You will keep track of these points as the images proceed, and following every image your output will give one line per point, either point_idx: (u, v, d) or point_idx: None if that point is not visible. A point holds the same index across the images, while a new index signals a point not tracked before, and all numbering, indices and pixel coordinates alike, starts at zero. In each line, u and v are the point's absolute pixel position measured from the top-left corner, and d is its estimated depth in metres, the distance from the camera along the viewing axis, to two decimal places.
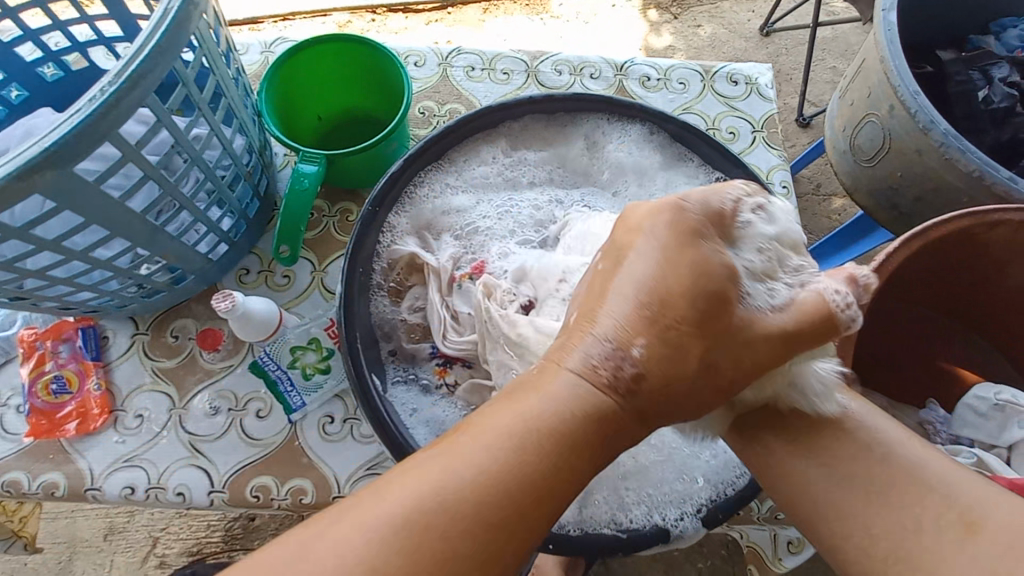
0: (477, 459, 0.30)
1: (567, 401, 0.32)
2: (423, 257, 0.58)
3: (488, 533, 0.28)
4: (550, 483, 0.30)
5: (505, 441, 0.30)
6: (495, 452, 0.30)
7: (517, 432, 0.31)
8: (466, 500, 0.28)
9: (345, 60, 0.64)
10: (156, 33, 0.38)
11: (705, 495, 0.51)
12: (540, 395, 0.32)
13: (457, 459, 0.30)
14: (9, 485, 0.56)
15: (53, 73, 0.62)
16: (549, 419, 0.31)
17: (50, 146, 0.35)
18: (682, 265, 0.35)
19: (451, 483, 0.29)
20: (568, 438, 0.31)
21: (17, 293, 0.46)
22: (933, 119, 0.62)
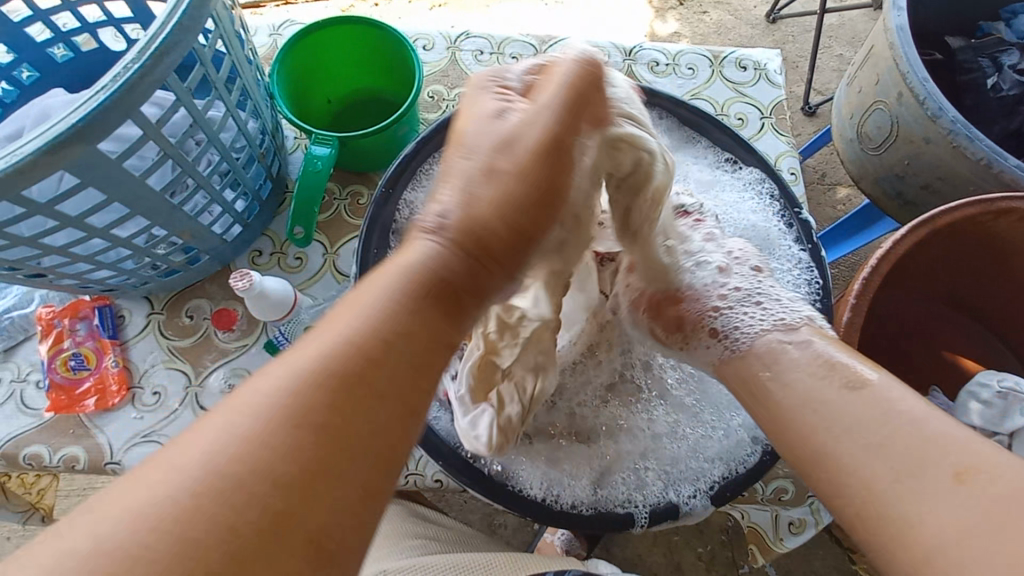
0: (299, 352, 0.28)
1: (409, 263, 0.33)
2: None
3: (333, 408, 0.27)
4: (397, 342, 0.30)
5: (344, 322, 0.30)
6: (346, 329, 0.29)
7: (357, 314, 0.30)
8: (302, 396, 0.27)
9: (356, 44, 0.65)
10: (179, 12, 0.39)
11: (718, 473, 0.52)
12: (396, 266, 0.33)
13: (281, 368, 0.28)
14: (30, 459, 0.58)
15: (63, 54, 0.62)
16: (406, 278, 0.32)
17: (79, 122, 0.36)
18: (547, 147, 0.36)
19: (305, 369, 0.28)
20: (427, 302, 0.32)
21: (37, 271, 0.47)
22: (942, 106, 0.62)
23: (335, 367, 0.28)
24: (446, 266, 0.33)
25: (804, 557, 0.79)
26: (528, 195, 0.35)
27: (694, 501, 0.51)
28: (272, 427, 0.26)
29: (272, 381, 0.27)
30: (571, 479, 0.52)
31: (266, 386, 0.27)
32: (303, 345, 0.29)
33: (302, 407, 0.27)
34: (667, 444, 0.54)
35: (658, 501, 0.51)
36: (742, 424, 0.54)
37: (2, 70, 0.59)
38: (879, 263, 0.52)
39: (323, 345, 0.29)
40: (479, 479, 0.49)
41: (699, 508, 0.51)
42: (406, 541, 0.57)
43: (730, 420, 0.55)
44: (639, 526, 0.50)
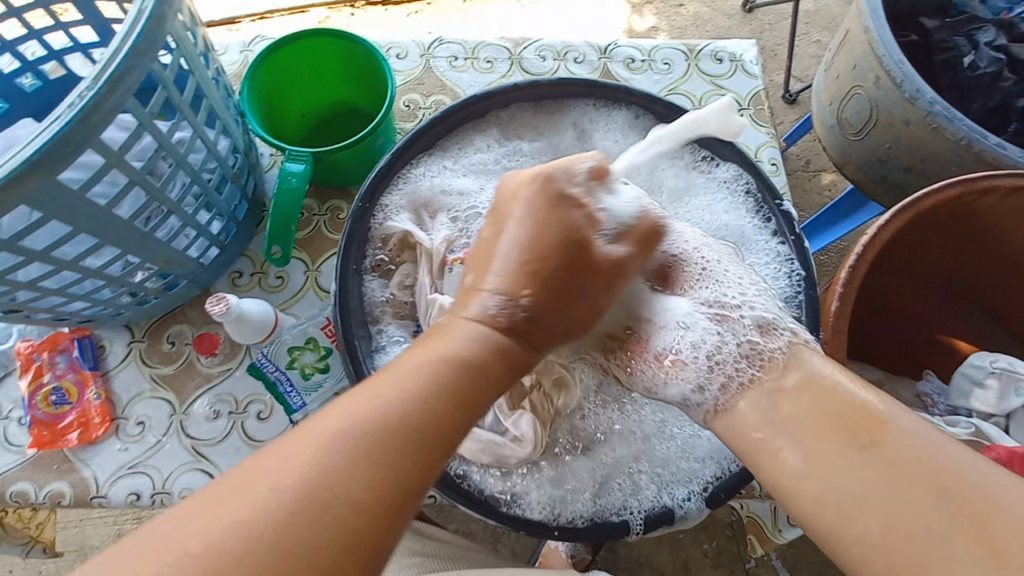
0: (378, 409, 0.30)
1: (469, 341, 0.35)
2: (418, 235, 0.58)
3: (390, 486, 0.29)
4: (452, 421, 0.32)
5: (406, 390, 0.32)
6: (395, 403, 0.31)
7: (427, 370, 0.33)
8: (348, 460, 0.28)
9: (326, 57, 0.64)
10: (133, 36, 0.38)
11: (711, 473, 0.51)
12: (443, 349, 0.34)
13: (340, 420, 0.30)
14: (15, 498, 0.57)
15: (31, 82, 0.61)
16: (463, 363, 0.34)
17: (34, 154, 0.35)
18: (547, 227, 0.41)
19: (357, 434, 0.29)
20: (477, 363, 0.34)
21: (9, 307, 0.46)
22: (919, 88, 0.62)
23: (389, 418, 0.30)
24: (499, 348, 0.36)
25: (810, 547, 0.79)
26: (564, 278, 0.39)
27: (688, 504, 0.50)
28: (323, 464, 0.28)
29: (327, 426, 0.30)
30: (564, 491, 0.51)
31: (330, 431, 0.29)
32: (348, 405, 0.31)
33: (352, 475, 0.28)
34: (657, 447, 0.53)
35: (653, 506, 0.50)
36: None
37: None
38: (864, 251, 0.51)
39: (393, 392, 0.31)
40: (470, 498, 0.49)
41: (694, 511, 0.50)
42: (405, 557, 0.56)
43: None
44: (635, 533, 0.49)
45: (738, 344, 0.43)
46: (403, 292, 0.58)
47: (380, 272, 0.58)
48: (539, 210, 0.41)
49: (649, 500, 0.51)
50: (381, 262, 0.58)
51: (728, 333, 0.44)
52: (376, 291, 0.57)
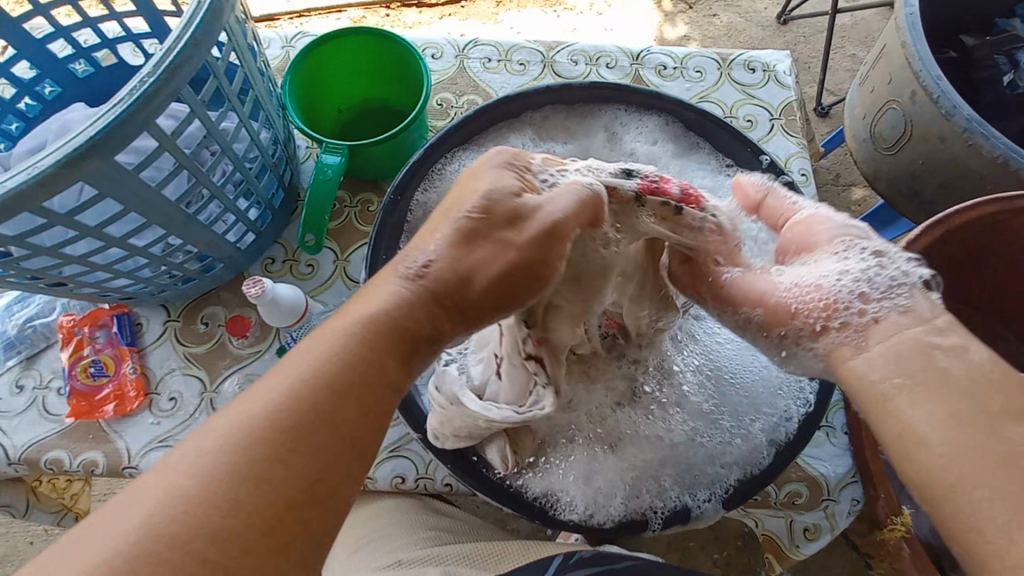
0: (300, 373, 0.32)
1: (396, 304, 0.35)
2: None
3: (299, 448, 0.30)
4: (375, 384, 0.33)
5: (335, 349, 0.33)
6: (326, 362, 0.32)
7: (358, 332, 0.34)
8: (268, 419, 0.30)
9: (366, 55, 0.66)
10: (192, 27, 0.40)
11: (734, 476, 0.52)
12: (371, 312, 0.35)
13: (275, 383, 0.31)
14: (51, 464, 0.59)
15: (84, 69, 0.64)
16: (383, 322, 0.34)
17: (97, 134, 0.37)
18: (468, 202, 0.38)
19: (284, 398, 0.31)
20: (388, 332, 0.34)
21: (59, 279, 0.49)
22: (956, 104, 0.61)
23: (318, 381, 0.32)
24: (421, 307, 0.36)
25: (823, 564, 0.78)
26: (481, 222, 0.37)
27: (706, 505, 0.51)
28: (243, 430, 0.30)
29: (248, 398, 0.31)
30: (591, 488, 0.52)
31: (250, 402, 0.31)
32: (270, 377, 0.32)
33: (265, 438, 0.30)
34: (684, 449, 0.54)
35: (674, 504, 0.51)
36: (761, 428, 0.54)
37: (25, 87, 0.61)
38: None
39: (318, 346, 0.33)
40: (493, 489, 0.50)
41: (707, 511, 0.51)
42: (420, 532, 0.57)
43: (751, 423, 0.54)
44: (653, 528, 0.50)
45: (882, 281, 0.42)
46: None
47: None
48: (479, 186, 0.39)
49: (672, 500, 0.52)
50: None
51: (869, 278, 0.42)
52: None
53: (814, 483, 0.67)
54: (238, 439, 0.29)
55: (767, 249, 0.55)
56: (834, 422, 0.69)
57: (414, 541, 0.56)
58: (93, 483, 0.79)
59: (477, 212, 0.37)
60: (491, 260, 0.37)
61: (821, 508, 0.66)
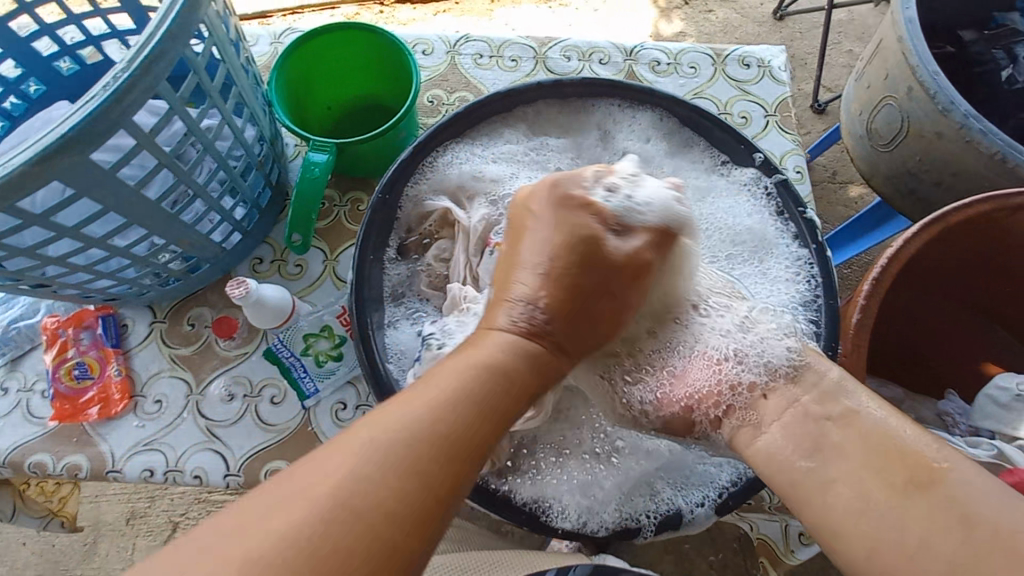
0: (430, 399, 0.33)
1: (503, 346, 0.37)
2: (456, 213, 0.60)
3: (434, 469, 0.31)
4: (494, 416, 0.34)
5: (455, 383, 0.34)
6: (450, 392, 0.33)
7: (477, 367, 0.35)
8: (408, 441, 0.31)
9: (354, 53, 0.65)
10: (167, 21, 0.39)
11: (728, 478, 0.51)
12: (476, 352, 0.37)
13: (402, 410, 0.32)
14: (34, 469, 0.58)
15: (69, 66, 0.63)
16: (495, 362, 0.36)
17: (68, 132, 0.36)
18: (566, 225, 0.42)
19: (420, 423, 0.32)
20: (512, 370, 0.36)
21: (39, 281, 0.48)
22: (954, 99, 0.60)
23: (450, 408, 0.33)
24: (527, 348, 0.38)
25: (818, 565, 0.77)
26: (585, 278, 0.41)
27: (699, 510, 0.50)
28: (384, 450, 0.30)
29: (373, 432, 0.31)
30: (585, 496, 0.51)
31: (374, 433, 0.31)
32: (388, 413, 0.32)
33: (404, 457, 0.30)
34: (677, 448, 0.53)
35: (667, 508, 0.50)
36: None
37: (9, 85, 0.60)
38: (887, 264, 0.50)
39: (440, 380, 0.34)
40: (480, 495, 0.49)
41: (700, 516, 0.50)
42: None
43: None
44: (646, 533, 0.50)
45: (753, 371, 0.46)
46: (439, 265, 0.60)
47: (420, 248, 0.61)
48: (554, 215, 0.42)
49: (665, 503, 0.51)
50: (418, 238, 0.61)
51: (747, 364, 0.46)
52: (396, 277, 0.58)
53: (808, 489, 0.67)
54: (376, 460, 0.30)
55: (761, 239, 0.58)
56: None
57: None
58: (82, 486, 0.78)
59: (577, 264, 0.40)
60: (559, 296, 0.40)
61: None
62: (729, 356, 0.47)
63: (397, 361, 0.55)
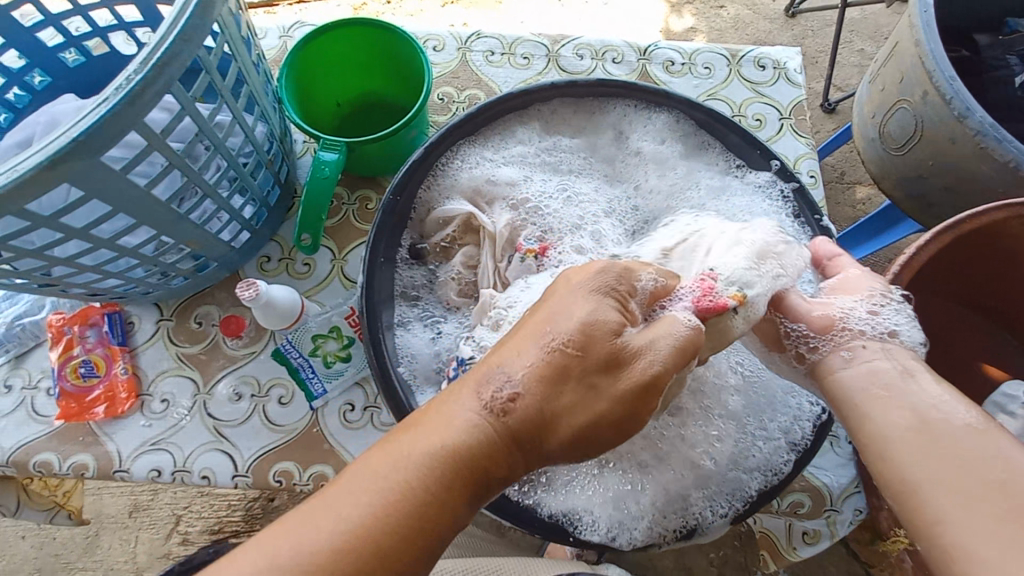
0: (357, 505, 0.32)
1: (462, 439, 0.33)
2: (480, 217, 0.58)
3: None
4: (428, 532, 0.32)
5: (391, 486, 0.32)
6: (381, 496, 0.32)
7: (430, 467, 0.33)
8: (324, 555, 0.30)
9: (362, 45, 0.64)
10: (181, 21, 0.38)
11: (755, 486, 0.52)
12: (441, 440, 0.33)
13: (327, 515, 0.32)
14: (40, 467, 0.58)
15: (74, 58, 0.62)
16: (448, 460, 0.33)
17: (80, 135, 0.35)
18: (579, 304, 0.36)
19: (340, 535, 0.31)
20: (458, 471, 0.33)
21: (47, 281, 0.47)
22: (970, 106, 0.60)
23: (378, 520, 0.31)
24: (490, 445, 0.34)
25: (821, 565, 0.77)
26: (574, 361, 0.34)
27: (719, 519, 0.51)
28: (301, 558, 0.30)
29: (288, 534, 0.31)
30: (617, 507, 0.51)
31: (295, 539, 0.31)
32: (308, 511, 0.32)
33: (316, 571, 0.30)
34: (709, 462, 0.52)
35: (692, 520, 0.51)
36: (779, 430, 0.54)
37: (13, 76, 0.59)
38: (902, 272, 0.51)
39: (381, 479, 0.32)
40: (501, 505, 0.49)
41: (719, 525, 0.51)
42: None
43: (772, 422, 0.54)
44: (667, 545, 0.51)
45: (874, 329, 0.45)
46: (467, 271, 0.59)
47: (441, 252, 0.60)
48: (576, 293, 0.36)
49: (693, 515, 0.51)
50: (437, 244, 0.60)
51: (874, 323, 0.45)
52: (407, 279, 0.59)
53: (817, 492, 0.64)
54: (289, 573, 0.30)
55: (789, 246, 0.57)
56: (839, 430, 0.67)
57: None
58: (84, 481, 0.78)
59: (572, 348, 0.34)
60: (548, 391, 0.34)
61: (824, 515, 0.64)
62: (861, 311, 0.46)
63: (407, 363, 0.54)
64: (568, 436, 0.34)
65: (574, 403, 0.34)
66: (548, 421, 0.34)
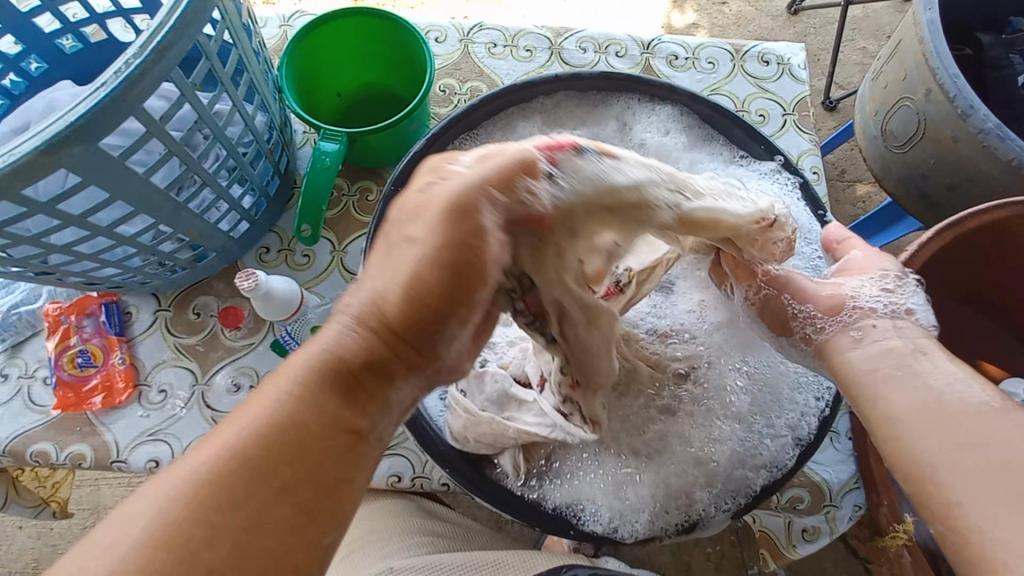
0: (211, 446, 0.28)
1: (318, 348, 0.30)
2: None
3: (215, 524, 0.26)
4: (307, 442, 0.28)
5: (242, 417, 0.28)
6: (234, 432, 0.28)
7: (285, 385, 0.29)
8: (189, 503, 0.26)
9: (367, 35, 0.63)
10: (181, 5, 0.37)
11: (760, 481, 0.51)
12: (298, 354, 0.30)
13: (180, 472, 0.27)
14: (36, 457, 0.57)
15: (72, 45, 0.61)
16: (302, 367, 0.29)
17: (77, 120, 0.35)
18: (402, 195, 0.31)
19: (201, 478, 0.27)
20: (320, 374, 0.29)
21: (43, 269, 0.47)
22: (974, 104, 0.59)
23: (240, 449, 0.27)
24: (352, 340, 0.30)
25: (817, 562, 0.77)
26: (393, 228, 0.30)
27: (720, 513, 0.51)
28: (174, 517, 0.26)
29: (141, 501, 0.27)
30: (618, 500, 0.51)
31: (157, 506, 0.26)
32: (155, 479, 0.28)
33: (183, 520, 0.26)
34: (711, 458, 0.52)
35: (695, 514, 0.51)
36: (783, 424, 0.53)
37: (10, 62, 0.58)
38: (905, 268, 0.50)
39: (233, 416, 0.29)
40: (502, 497, 0.49)
41: (720, 519, 0.51)
42: (412, 538, 0.56)
43: (776, 417, 0.54)
44: (668, 538, 0.50)
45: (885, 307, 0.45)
46: None
47: None
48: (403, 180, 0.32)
49: (695, 510, 0.51)
50: None
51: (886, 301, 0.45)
52: None
53: (817, 489, 0.65)
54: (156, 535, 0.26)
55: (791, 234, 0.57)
56: (838, 427, 0.67)
57: (408, 542, 0.55)
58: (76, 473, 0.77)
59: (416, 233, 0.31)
60: (384, 267, 0.30)
61: (823, 511, 0.64)
62: (873, 289, 0.46)
63: None
64: (434, 307, 0.30)
65: (412, 265, 0.29)
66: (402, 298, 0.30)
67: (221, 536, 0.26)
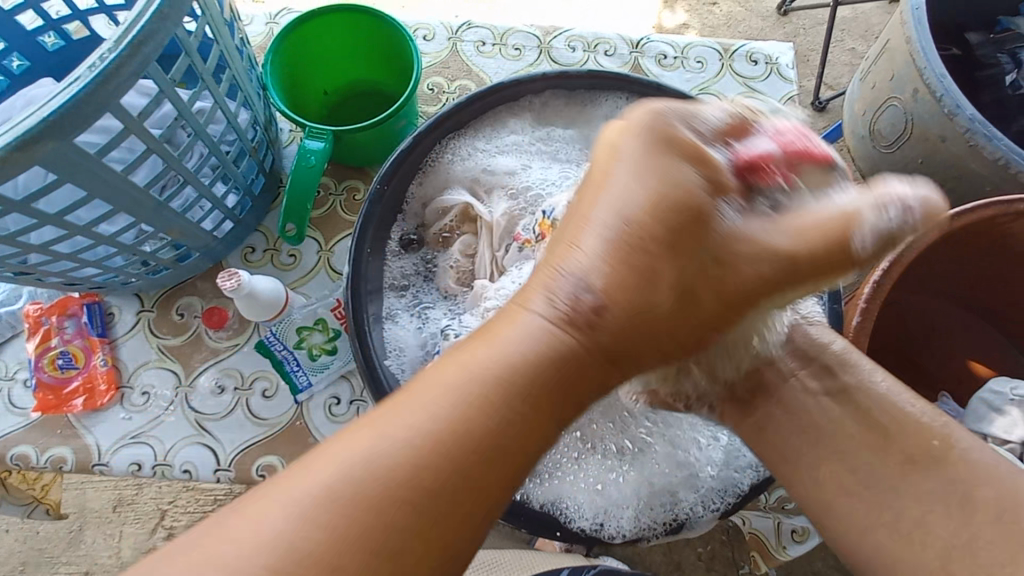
0: (415, 427, 0.26)
1: (533, 341, 0.29)
2: (478, 208, 0.59)
3: (411, 504, 0.25)
4: (497, 436, 0.27)
5: (443, 400, 0.27)
6: (430, 421, 0.26)
7: (474, 376, 0.27)
8: (368, 490, 0.25)
9: (353, 32, 0.62)
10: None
11: (746, 481, 0.51)
12: (487, 350, 0.28)
13: (352, 455, 0.25)
14: (17, 461, 0.56)
15: (54, 42, 0.60)
16: (508, 358, 0.28)
17: (50, 116, 0.34)
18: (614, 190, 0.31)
19: (399, 461, 0.25)
20: (547, 372, 0.28)
21: (21, 269, 0.46)
22: (960, 103, 0.59)
23: (439, 444, 0.26)
24: (580, 335, 0.29)
25: (807, 561, 0.77)
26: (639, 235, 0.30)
27: (704, 513, 0.50)
28: (327, 501, 0.24)
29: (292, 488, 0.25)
30: (603, 498, 0.51)
31: (307, 487, 0.25)
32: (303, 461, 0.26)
33: (358, 507, 0.24)
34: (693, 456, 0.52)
35: (680, 514, 0.50)
36: None
37: None
38: (891, 269, 0.48)
39: (442, 403, 0.27)
40: None
41: (708, 519, 0.50)
42: None
43: None
44: (655, 538, 0.50)
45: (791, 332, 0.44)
46: (465, 260, 0.59)
47: (440, 242, 0.60)
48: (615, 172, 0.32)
49: (681, 510, 0.50)
50: (437, 233, 0.60)
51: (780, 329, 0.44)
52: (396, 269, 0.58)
53: None
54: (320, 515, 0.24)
55: None
56: None
57: None
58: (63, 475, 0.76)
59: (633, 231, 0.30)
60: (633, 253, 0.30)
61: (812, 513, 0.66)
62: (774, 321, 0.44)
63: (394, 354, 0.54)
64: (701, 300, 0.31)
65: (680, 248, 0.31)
66: (671, 289, 0.31)
67: (390, 530, 0.24)
